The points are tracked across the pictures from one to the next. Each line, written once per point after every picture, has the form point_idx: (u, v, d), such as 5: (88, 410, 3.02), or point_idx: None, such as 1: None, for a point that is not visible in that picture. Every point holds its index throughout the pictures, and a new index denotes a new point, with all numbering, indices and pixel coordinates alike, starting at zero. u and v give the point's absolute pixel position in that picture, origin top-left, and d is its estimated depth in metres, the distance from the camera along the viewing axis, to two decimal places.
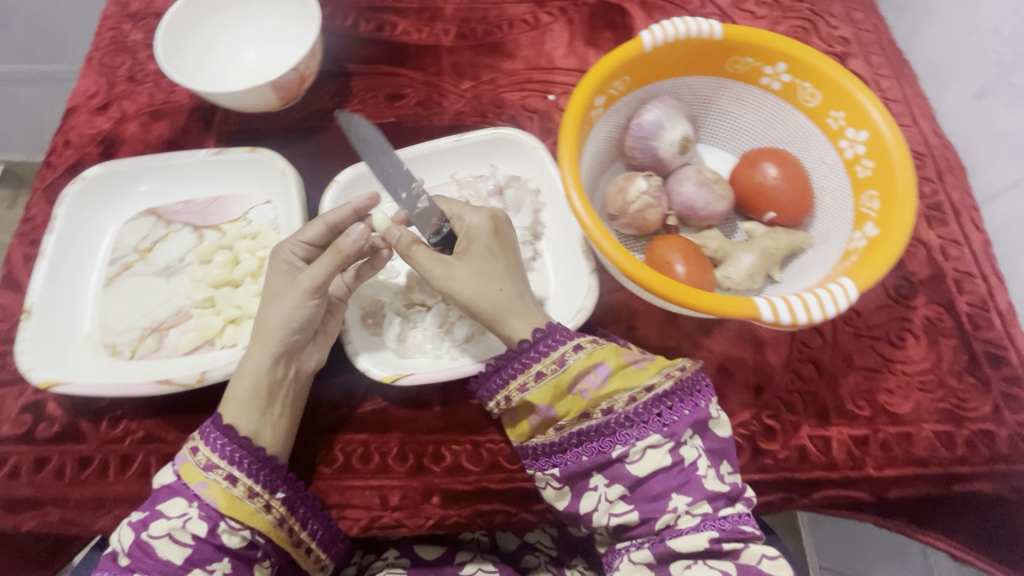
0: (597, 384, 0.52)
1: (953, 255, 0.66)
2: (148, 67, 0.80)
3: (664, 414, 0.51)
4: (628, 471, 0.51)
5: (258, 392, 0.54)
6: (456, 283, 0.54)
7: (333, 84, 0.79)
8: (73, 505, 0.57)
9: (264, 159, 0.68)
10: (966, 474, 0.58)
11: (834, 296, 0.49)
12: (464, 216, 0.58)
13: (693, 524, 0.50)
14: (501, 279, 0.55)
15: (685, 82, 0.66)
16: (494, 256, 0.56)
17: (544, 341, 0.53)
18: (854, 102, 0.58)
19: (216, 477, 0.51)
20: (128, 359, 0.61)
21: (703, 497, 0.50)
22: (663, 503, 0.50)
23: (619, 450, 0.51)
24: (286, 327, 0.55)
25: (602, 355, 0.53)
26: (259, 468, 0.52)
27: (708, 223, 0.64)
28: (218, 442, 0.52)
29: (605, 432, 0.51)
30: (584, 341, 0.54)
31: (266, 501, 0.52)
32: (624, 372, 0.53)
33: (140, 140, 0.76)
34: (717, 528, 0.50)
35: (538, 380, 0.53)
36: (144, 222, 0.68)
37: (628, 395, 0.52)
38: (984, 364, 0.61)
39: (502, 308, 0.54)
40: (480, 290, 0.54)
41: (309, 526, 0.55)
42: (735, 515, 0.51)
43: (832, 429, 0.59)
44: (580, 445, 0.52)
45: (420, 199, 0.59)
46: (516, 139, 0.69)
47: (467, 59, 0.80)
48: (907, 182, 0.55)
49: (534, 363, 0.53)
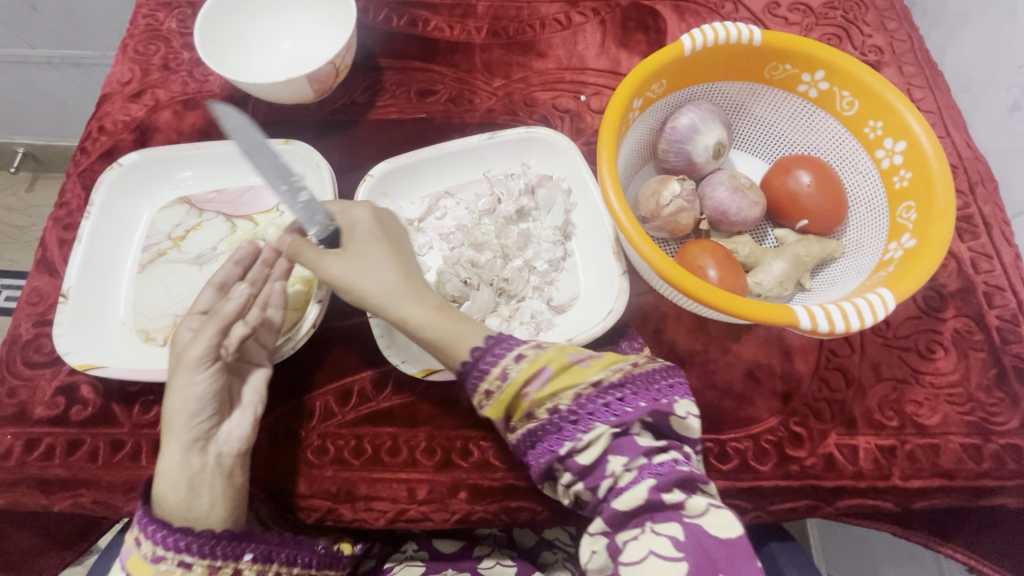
0: (540, 388, 0.51)
1: (984, 268, 0.66)
2: (182, 56, 0.81)
3: (612, 405, 0.49)
4: (574, 462, 0.49)
5: (177, 478, 0.51)
6: (337, 267, 0.55)
7: (365, 78, 0.79)
8: (105, 487, 0.57)
9: (299, 151, 0.68)
10: (994, 488, 0.58)
11: (873, 305, 0.49)
12: (350, 211, 0.57)
13: (631, 479, 0.47)
14: (387, 263, 0.55)
15: (720, 86, 0.66)
16: (381, 245, 0.56)
17: (494, 350, 0.52)
18: (893, 112, 0.58)
19: (168, 567, 0.48)
20: (160, 345, 0.62)
21: (637, 453, 0.48)
22: (601, 470, 0.48)
23: (565, 447, 0.49)
24: (188, 408, 0.53)
25: (545, 359, 0.51)
26: (214, 545, 0.48)
27: (740, 229, 0.65)
28: (162, 536, 0.48)
29: (550, 430, 0.50)
30: (526, 349, 0.52)
31: (233, 569, 0.49)
32: (568, 372, 0.51)
33: (173, 128, 0.77)
34: (655, 476, 0.47)
35: (488, 397, 0.52)
36: (177, 210, 0.69)
37: (573, 392, 0.50)
38: (1013, 378, 0.61)
39: (392, 293, 0.54)
40: (364, 278, 0.54)
41: (298, 562, 0.54)
42: (672, 460, 0.48)
43: (859, 438, 0.59)
44: (535, 446, 0.51)
45: (301, 194, 0.56)
46: (549, 139, 0.70)
47: (499, 57, 0.80)
48: (947, 193, 0.54)
49: (478, 380, 0.52)
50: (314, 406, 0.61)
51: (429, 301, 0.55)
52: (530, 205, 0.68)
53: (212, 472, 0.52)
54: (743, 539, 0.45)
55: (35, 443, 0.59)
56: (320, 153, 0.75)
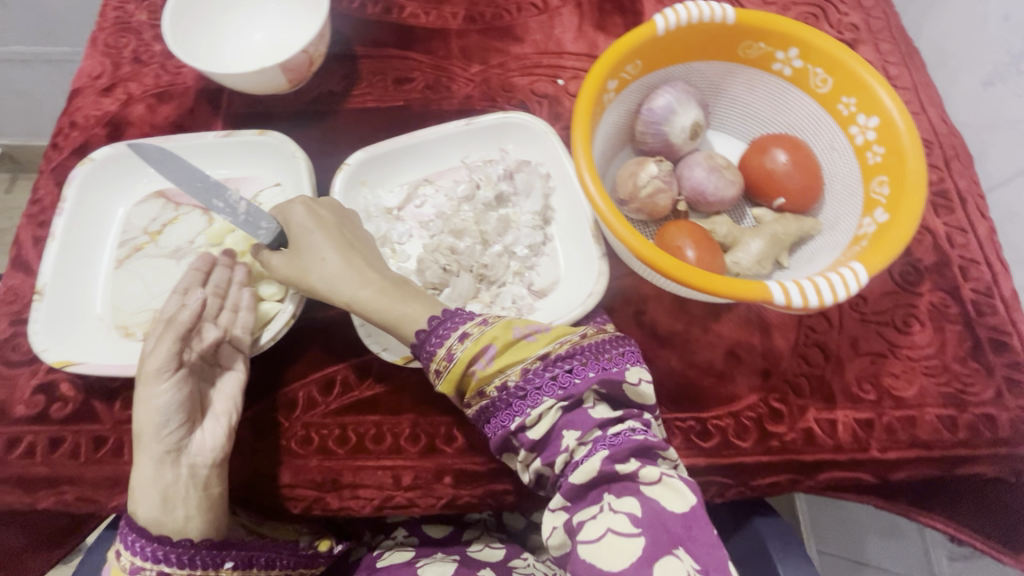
0: (485, 366, 0.51)
1: (959, 243, 0.67)
2: (153, 48, 0.80)
3: (559, 376, 0.49)
4: (528, 437, 0.49)
5: (151, 491, 0.52)
6: (282, 262, 0.59)
7: (341, 67, 0.78)
8: (89, 484, 0.57)
9: (274, 141, 0.67)
10: (969, 457, 0.59)
11: (845, 280, 0.49)
12: (286, 211, 0.61)
13: (586, 452, 0.47)
14: (325, 251, 0.58)
15: (696, 67, 0.66)
16: (321, 236, 0.58)
17: (439, 330, 0.53)
18: (865, 88, 0.58)
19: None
20: (140, 341, 0.62)
21: (591, 425, 0.48)
22: (557, 444, 0.48)
23: (516, 421, 0.49)
24: (153, 422, 0.54)
25: (488, 337, 0.51)
26: (190, 556, 0.51)
27: (718, 209, 0.65)
28: (143, 550, 0.50)
29: (501, 407, 0.50)
30: (469, 327, 0.52)
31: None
32: (512, 348, 0.51)
33: (147, 122, 0.76)
34: (608, 447, 0.47)
35: (437, 377, 0.53)
36: (153, 204, 0.68)
37: (519, 367, 0.50)
38: (988, 349, 0.62)
39: (332, 280, 0.58)
40: (307, 271, 0.58)
41: (277, 563, 0.56)
42: (627, 430, 0.48)
43: (838, 412, 0.60)
44: (489, 421, 0.51)
45: (238, 205, 0.61)
46: (527, 124, 0.70)
47: (476, 43, 0.80)
48: (918, 167, 0.55)
49: (428, 360, 0.53)
50: (297, 397, 0.61)
51: (381, 285, 0.57)
52: (508, 190, 0.68)
53: (183, 485, 0.53)
54: (697, 507, 0.45)
55: (16, 442, 0.58)
56: (296, 144, 0.74)
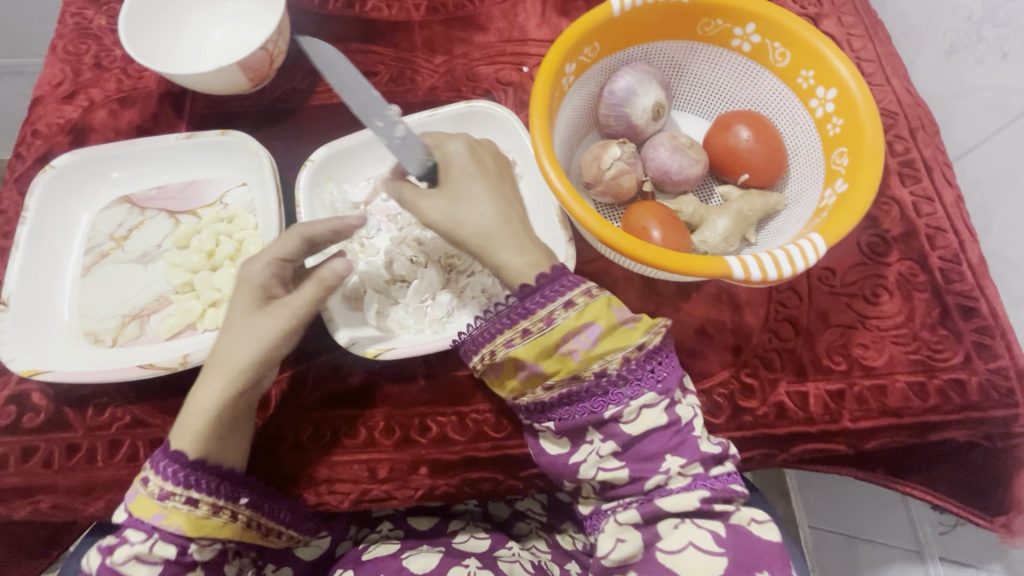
0: (586, 346, 0.50)
1: (926, 211, 0.67)
2: (114, 53, 0.79)
3: (655, 371, 0.51)
4: (622, 430, 0.50)
5: (214, 424, 0.51)
6: (431, 203, 0.54)
7: (304, 64, 0.77)
8: (64, 491, 0.57)
9: (237, 141, 0.67)
10: (940, 422, 0.59)
11: (804, 251, 0.50)
12: (445, 144, 0.56)
13: (684, 484, 0.49)
14: (484, 202, 0.54)
15: (656, 47, 0.66)
16: (478, 183, 0.54)
17: (546, 290, 0.52)
18: (822, 60, 0.59)
19: (174, 505, 0.50)
20: (110, 346, 0.61)
21: (696, 458, 0.50)
22: (656, 464, 0.50)
23: (612, 411, 0.50)
24: (253, 360, 0.53)
25: (593, 313, 0.51)
26: (219, 484, 0.52)
27: (684, 188, 0.65)
28: (176, 475, 0.50)
29: (597, 392, 0.50)
30: (576, 297, 0.51)
31: (232, 512, 0.52)
32: (614, 332, 0.51)
33: (110, 127, 0.75)
34: (708, 488, 0.49)
35: (524, 336, 0.51)
36: (118, 210, 0.68)
37: (620, 355, 0.50)
38: (956, 316, 0.62)
39: (487, 233, 0.53)
40: (455, 215, 0.53)
41: (280, 515, 0.56)
42: (725, 474, 0.51)
43: (809, 384, 0.60)
44: (572, 403, 0.51)
45: (397, 127, 0.57)
46: (491, 112, 0.69)
47: (439, 34, 0.79)
48: (875, 136, 0.55)
49: (521, 319, 0.52)
50: (268, 395, 0.60)
51: (527, 243, 0.54)
52: None
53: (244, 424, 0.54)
54: (776, 550, 0.49)
55: None
56: (262, 143, 0.74)
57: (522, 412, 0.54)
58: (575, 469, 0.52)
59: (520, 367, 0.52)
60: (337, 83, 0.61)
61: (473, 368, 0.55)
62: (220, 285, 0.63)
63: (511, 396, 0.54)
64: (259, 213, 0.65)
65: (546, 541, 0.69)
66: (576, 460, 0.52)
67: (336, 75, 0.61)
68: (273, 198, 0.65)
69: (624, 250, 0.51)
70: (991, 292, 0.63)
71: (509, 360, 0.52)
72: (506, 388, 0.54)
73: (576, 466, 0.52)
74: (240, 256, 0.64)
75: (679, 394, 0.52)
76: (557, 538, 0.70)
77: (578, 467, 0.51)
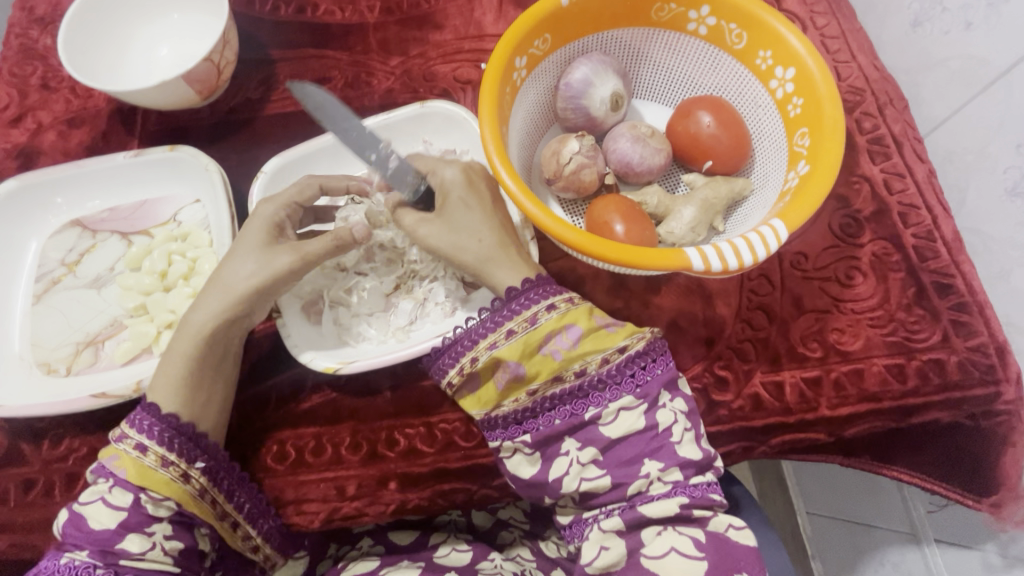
0: (568, 346, 0.49)
1: (897, 188, 0.66)
2: (61, 73, 0.77)
3: (636, 375, 0.49)
4: (600, 433, 0.48)
5: (205, 350, 0.53)
6: (433, 230, 0.53)
7: (256, 73, 0.75)
8: (22, 529, 0.56)
9: (186, 156, 0.65)
10: (920, 405, 0.58)
11: (765, 238, 0.48)
12: (438, 170, 0.55)
13: (664, 491, 0.47)
14: (483, 230, 0.53)
15: (612, 35, 0.64)
16: (472, 211, 0.53)
17: (530, 293, 0.50)
18: (779, 39, 0.57)
19: (127, 448, 0.50)
20: (64, 376, 0.60)
21: (676, 463, 0.47)
22: (636, 469, 0.48)
23: (591, 413, 0.48)
24: (251, 292, 0.54)
25: (574, 316, 0.50)
26: (172, 436, 0.51)
27: (648, 179, 0.63)
28: (139, 419, 0.51)
29: (578, 395, 0.49)
30: (558, 300, 0.50)
31: (183, 470, 0.50)
32: (596, 335, 0.49)
33: (60, 150, 0.73)
34: (688, 495, 0.47)
35: (508, 336, 0.50)
36: (68, 234, 0.66)
37: (601, 357, 0.49)
38: (932, 294, 0.61)
39: (486, 257, 0.52)
40: (459, 244, 0.53)
41: (236, 498, 0.54)
42: (705, 483, 0.48)
43: (784, 373, 0.59)
44: (552, 409, 0.49)
45: (390, 159, 0.55)
46: (447, 112, 0.67)
47: (394, 35, 0.76)
48: (835, 115, 0.53)
49: (506, 320, 0.50)
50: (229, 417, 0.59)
51: (527, 263, 0.53)
52: None
53: (234, 352, 0.56)
54: (754, 554, 0.47)
55: None
56: (216, 157, 0.72)
57: (498, 426, 0.51)
58: (555, 483, 0.49)
59: (501, 368, 0.50)
60: (320, 110, 0.57)
61: (445, 386, 0.53)
62: (174, 305, 0.61)
63: (483, 410, 0.52)
64: (213, 230, 0.64)
65: (531, 548, 0.66)
66: (555, 472, 0.49)
67: (323, 114, 0.57)
68: (225, 214, 0.63)
69: (583, 248, 0.49)
70: (967, 268, 0.61)
71: (490, 363, 0.50)
72: (481, 401, 0.52)
73: (556, 481, 0.49)
74: (195, 276, 0.63)
75: (663, 398, 0.49)
76: (541, 545, 0.66)
77: (559, 481, 0.48)
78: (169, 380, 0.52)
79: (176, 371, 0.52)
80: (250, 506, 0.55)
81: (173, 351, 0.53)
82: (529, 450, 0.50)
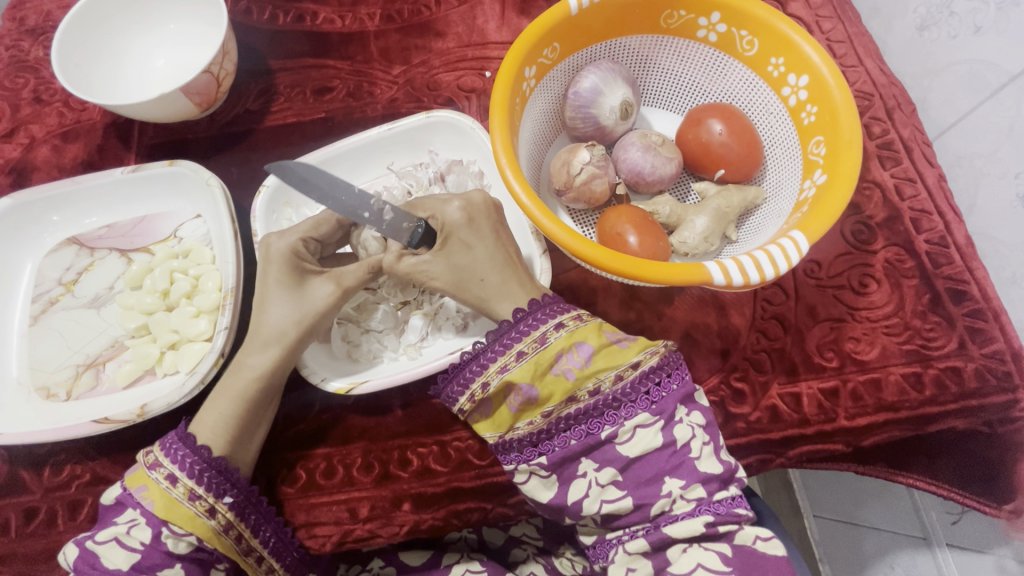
0: (581, 365, 0.48)
1: (909, 194, 0.65)
2: (54, 85, 0.74)
3: (651, 391, 0.48)
4: (618, 453, 0.47)
5: (260, 392, 0.52)
6: (442, 275, 0.52)
7: (255, 84, 0.73)
8: (24, 560, 0.54)
9: (186, 171, 0.64)
10: (939, 413, 0.57)
11: (786, 251, 0.48)
12: (439, 211, 0.52)
13: (688, 509, 0.46)
14: (487, 270, 0.51)
15: (620, 42, 0.63)
16: (471, 254, 0.52)
17: (538, 312, 0.49)
18: (792, 45, 0.56)
19: (157, 477, 0.49)
20: (64, 401, 0.58)
21: (697, 480, 0.46)
22: (657, 488, 0.47)
23: (607, 432, 0.47)
24: (304, 333, 0.53)
25: (584, 333, 0.49)
26: (203, 469, 0.49)
27: (659, 189, 0.62)
28: (174, 447, 0.50)
29: (593, 414, 0.47)
30: (566, 319, 0.49)
31: (210, 504, 0.49)
32: (608, 351, 0.49)
33: (54, 165, 0.71)
34: (713, 512, 0.46)
35: (518, 358, 0.48)
36: (65, 252, 0.65)
37: (613, 374, 0.48)
38: (946, 301, 0.60)
39: (487, 295, 0.52)
40: (462, 285, 0.52)
41: (261, 533, 0.52)
42: (729, 498, 0.47)
43: (802, 383, 0.58)
44: (568, 429, 0.48)
45: (385, 212, 0.53)
46: (452, 121, 0.65)
47: (396, 43, 0.75)
48: (852, 124, 0.52)
49: (515, 341, 0.49)
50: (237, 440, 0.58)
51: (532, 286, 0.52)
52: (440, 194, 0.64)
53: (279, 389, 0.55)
54: (787, 563, 0.45)
55: None
56: (216, 171, 0.70)
57: (513, 450, 0.49)
58: (575, 506, 0.48)
59: (514, 392, 0.49)
60: (306, 184, 0.54)
61: (457, 411, 0.51)
62: (176, 325, 0.59)
63: (498, 433, 0.50)
64: (215, 245, 0.62)
65: (544, 566, 0.64)
66: (574, 495, 0.48)
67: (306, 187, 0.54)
68: (227, 229, 0.61)
69: (597, 262, 0.48)
70: (981, 274, 0.61)
71: (501, 387, 0.49)
72: (495, 424, 0.50)
73: (576, 504, 0.48)
74: (197, 293, 0.61)
75: (680, 413, 0.48)
76: (555, 563, 0.65)
77: (579, 504, 0.48)
78: (222, 422, 0.51)
79: (230, 412, 0.51)
80: (276, 540, 0.53)
81: (224, 393, 0.52)
82: (545, 472, 0.48)
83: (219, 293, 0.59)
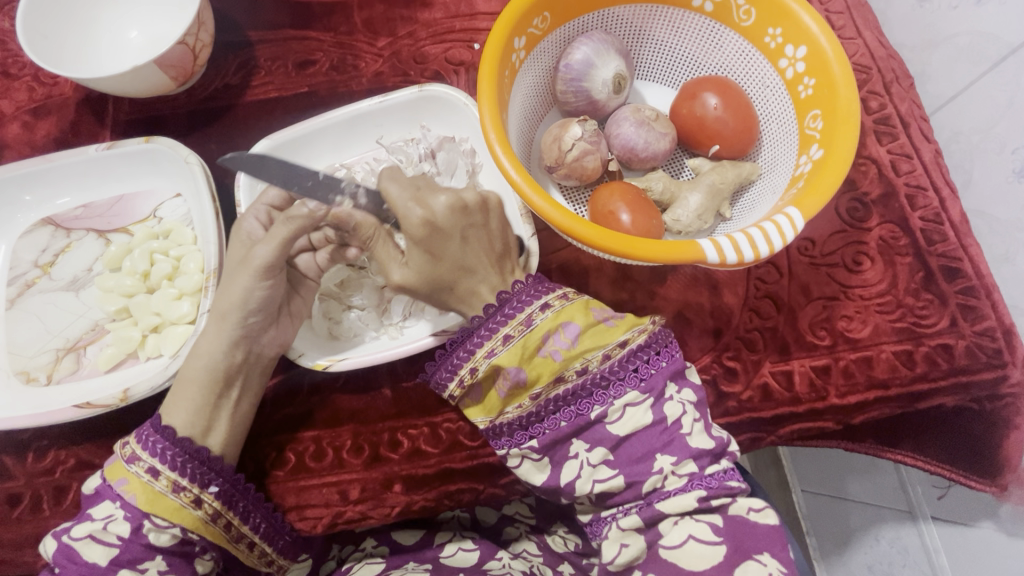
0: (565, 344, 0.47)
1: (905, 169, 0.64)
2: (22, 57, 0.71)
3: (640, 369, 0.47)
4: (608, 432, 0.47)
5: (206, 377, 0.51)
6: (410, 269, 0.48)
7: (235, 57, 0.70)
8: (11, 545, 0.54)
9: (163, 148, 0.61)
10: (928, 391, 0.57)
11: (781, 228, 0.47)
12: (401, 209, 0.47)
13: (680, 485, 0.46)
14: (454, 275, 0.49)
15: (614, 12, 0.60)
16: (439, 259, 0.48)
17: (521, 295, 0.49)
18: (790, 16, 0.54)
19: (137, 471, 0.47)
20: (45, 385, 0.57)
21: (689, 455, 0.46)
22: (648, 466, 0.46)
23: (598, 412, 0.46)
24: (239, 308, 0.51)
25: (570, 313, 0.48)
26: (186, 461, 0.48)
27: (652, 164, 0.60)
28: (152, 440, 0.49)
29: (582, 395, 0.47)
30: (551, 299, 0.48)
31: (195, 495, 0.48)
32: (594, 330, 0.48)
33: (26, 142, 0.69)
34: (705, 487, 0.46)
35: (505, 342, 0.47)
36: (41, 234, 0.63)
37: (601, 353, 0.47)
38: (939, 278, 0.60)
39: (455, 294, 0.50)
40: (432, 289, 0.49)
41: (252, 520, 0.51)
42: (721, 471, 0.47)
43: (794, 362, 0.58)
44: (558, 411, 0.47)
45: (357, 195, 0.50)
46: (446, 96, 0.63)
47: (381, 13, 0.71)
48: (850, 97, 0.51)
49: (501, 325, 0.48)
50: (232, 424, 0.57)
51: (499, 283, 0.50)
52: (430, 171, 0.62)
53: (241, 376, 0.53)
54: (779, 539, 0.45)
55: None
56: (196, 148, 0.68)
57: (504, 435, 0.49)
58: (568, 488, 0.47)
59: (502, 376, 0.48)
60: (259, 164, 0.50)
61: (449, 396, 0.51)
62: (158, 308, 0.58)
63: (489, 418, 0.50)
64: (196, 225, 0.60)
65: (537, 543, 0.65)
66: (567, 476, 0.48)
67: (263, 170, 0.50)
68: (208, 208, 0.59)
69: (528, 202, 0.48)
70: (975, 251, 0.60)
71: (490, 371, 0.48)
72: (486, 408, 0.50)
73: (568, 485, 0.47)
74: (179, 276, 0.59)
75: (670, 390, 0.48)
76: (548, 540, 0.65)
77: (572, 484, 0.47)
78: (192, 409, 0.50)
79: (185, 397, 0.51)
80: (265, 525, 0.52)
81: (185, 378, 0.51)
82: (536, 455, 0.48)
83: (201, 274, 0.58)
